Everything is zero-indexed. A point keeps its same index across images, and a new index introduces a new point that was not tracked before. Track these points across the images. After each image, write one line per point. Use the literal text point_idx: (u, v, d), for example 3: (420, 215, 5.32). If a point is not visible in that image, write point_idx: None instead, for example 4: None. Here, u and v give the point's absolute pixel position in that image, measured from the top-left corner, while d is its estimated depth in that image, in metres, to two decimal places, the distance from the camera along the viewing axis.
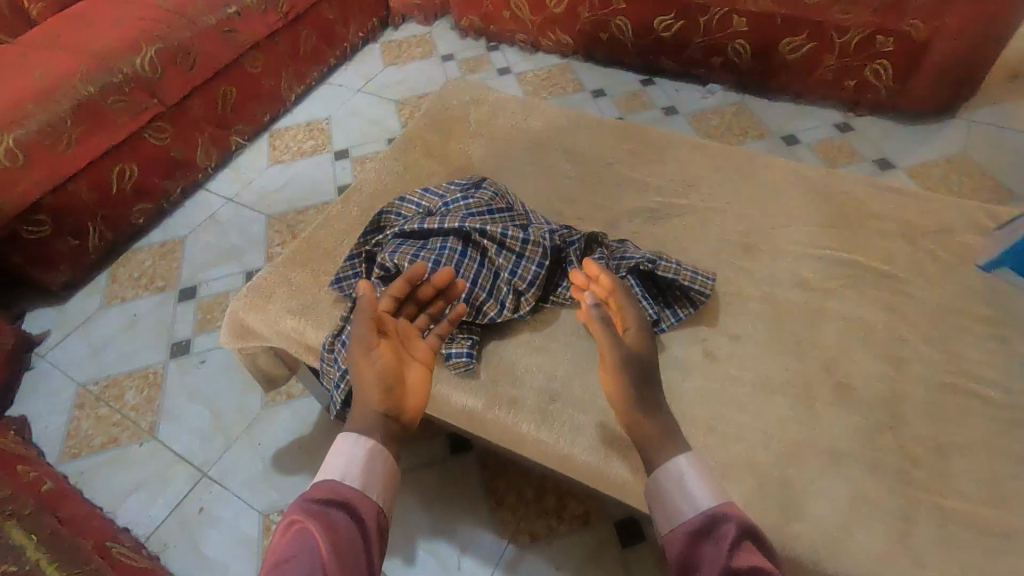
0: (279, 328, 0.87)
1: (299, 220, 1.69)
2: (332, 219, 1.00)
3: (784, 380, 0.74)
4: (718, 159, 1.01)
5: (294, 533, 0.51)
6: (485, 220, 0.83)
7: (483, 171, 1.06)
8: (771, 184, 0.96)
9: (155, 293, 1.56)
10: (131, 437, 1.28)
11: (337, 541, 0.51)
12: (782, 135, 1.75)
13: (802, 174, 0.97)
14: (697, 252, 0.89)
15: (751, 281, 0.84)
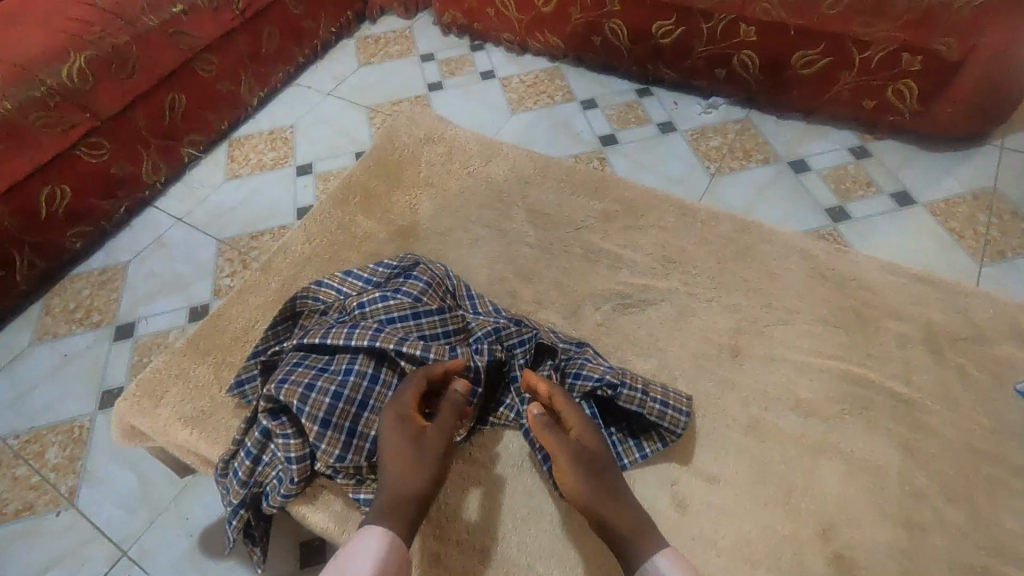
0: (170, 437, 0.73)
1: (253, 247, 1.54)
2: (248, 289, 0.85)
3: (771, 547, 0.62)
4: (707, 228, 0.85)
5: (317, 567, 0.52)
6: (408, 329, 0.70)
7: (431, 231, 0.90)
8: (768, 265, 0.80)
9: (90, 329, 1.42)
10: (49, 503, 1.16)
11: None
12: (790, 160, 1.56)
13: (805, 252, 0.81)
14: (674, 355, 0.74)
15: (736, 401, 0.69)
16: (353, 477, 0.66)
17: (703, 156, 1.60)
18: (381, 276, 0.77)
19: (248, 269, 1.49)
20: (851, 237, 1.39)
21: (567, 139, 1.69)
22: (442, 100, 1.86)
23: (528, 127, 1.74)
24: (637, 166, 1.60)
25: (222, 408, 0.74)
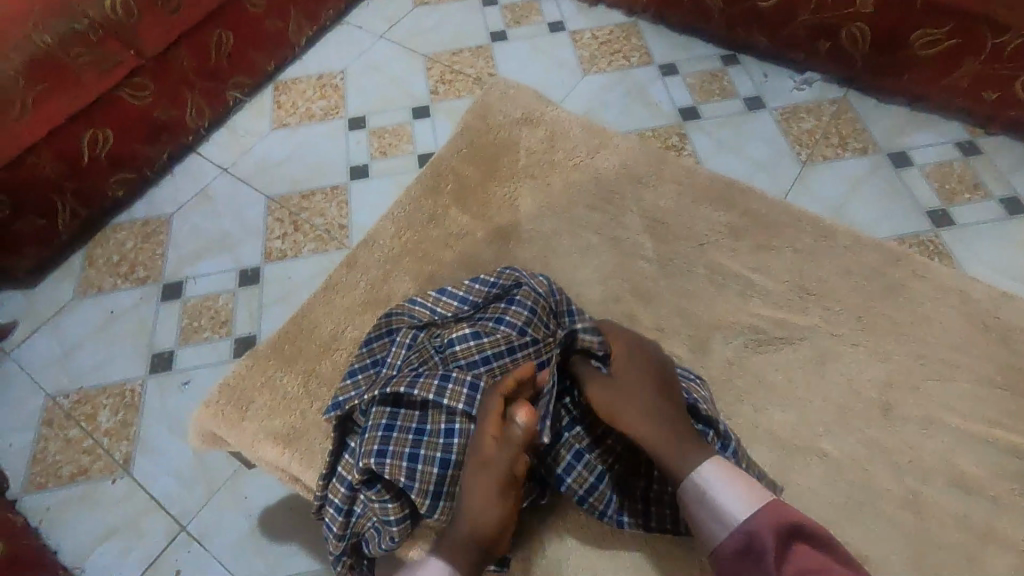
0: (259, 453, 0.68)
1: (304, 208, 1.44)
2: (335, 288, 0.78)
3: None
4: (846, 258, 0.77)
5: None
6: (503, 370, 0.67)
7: (534, 236, 0.81)
8: (920, 312, 0.72)
9: (136, 285, 1.35)
10: (104, 469, 1.13)
11: None
12: (891, 153, 1.43)
13: (963, 297, 0.73)
14: (814, 409, 0.67)
15: (887, 469, 0.63)
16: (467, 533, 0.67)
17: (794, 140, 1.46)
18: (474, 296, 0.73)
19: (299, 233, 1.40)
20: (954, 247, 1.29)
21: (643, 110, 1.55)
22: (506, 53, 1.69)
23: (601, 91, 1.59)
24: (719, 146, 1.47)
25: (315, 426, 0.69)
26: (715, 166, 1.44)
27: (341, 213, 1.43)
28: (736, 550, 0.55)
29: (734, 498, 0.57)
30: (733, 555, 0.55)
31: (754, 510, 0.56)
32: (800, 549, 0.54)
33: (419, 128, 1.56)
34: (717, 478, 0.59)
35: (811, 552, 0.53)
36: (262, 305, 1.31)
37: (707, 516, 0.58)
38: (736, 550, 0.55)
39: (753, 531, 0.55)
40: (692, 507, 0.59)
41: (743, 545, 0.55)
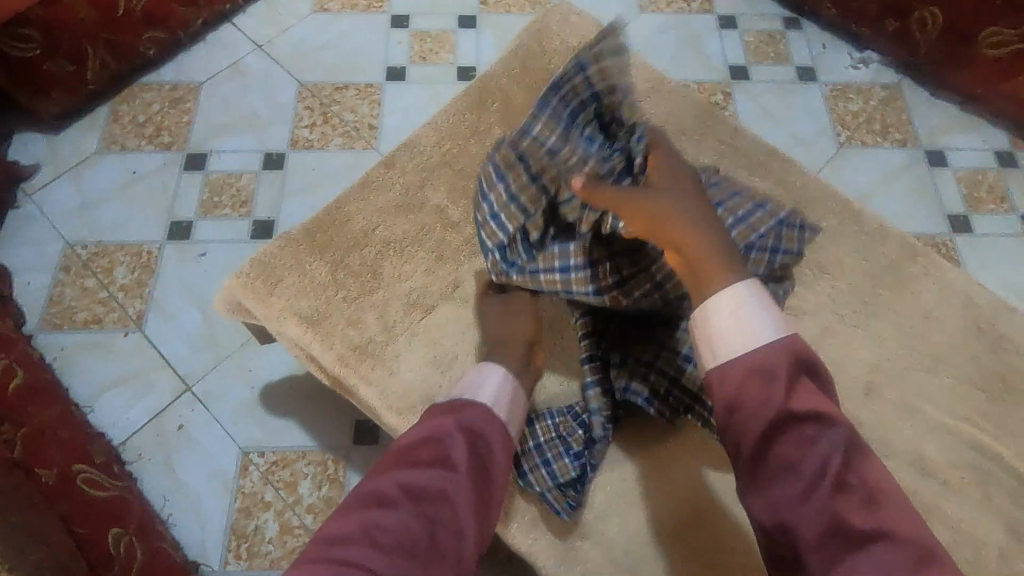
0: (281, 328, 0.72)
1: (336, 102, 1.42)
2: (371, 187, 0.80)
3: None
4: (866, 243, 0.79)
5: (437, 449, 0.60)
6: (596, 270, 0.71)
7: None
8: (923, 306, 0.75)
9: (160, 150, 1.35)
10: (117, 322, 1.18)
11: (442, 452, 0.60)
12: (928, 150, 1.41)
13: (968, 301, 0.76)
14: None
15: None
16: (538, 460, 0.71)
17: (836, 119, 1.44)
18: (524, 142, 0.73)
19: (328, 125, 1.39)
20: (967, 255, 1.31)
21: (693, 60, 1.50)
22: None
23: (654, 32, 1.53)
24: (762, 111, 1.45)
25: (338, 313, 0.72)
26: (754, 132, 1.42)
27: (372, 113, 1.41)
28: (753, 367, 0.59)
29: (762, 325, 0.62)
30: (741, 372, 0.60)
31: (781, 340, 0.60)
32: (807, 385, 0.59)
33: (462, 38, 1.51)
34: (751, 306, 0.62)
35: (815, 390, 0.59)
36: (283, 191, 1.32)
37: (725, 330, 0.62)
38: (750, 369, 0.59)
39: (771, 360, 0.59)
40: (714, 318, 0.63)
41: (761, 366, 0.59)
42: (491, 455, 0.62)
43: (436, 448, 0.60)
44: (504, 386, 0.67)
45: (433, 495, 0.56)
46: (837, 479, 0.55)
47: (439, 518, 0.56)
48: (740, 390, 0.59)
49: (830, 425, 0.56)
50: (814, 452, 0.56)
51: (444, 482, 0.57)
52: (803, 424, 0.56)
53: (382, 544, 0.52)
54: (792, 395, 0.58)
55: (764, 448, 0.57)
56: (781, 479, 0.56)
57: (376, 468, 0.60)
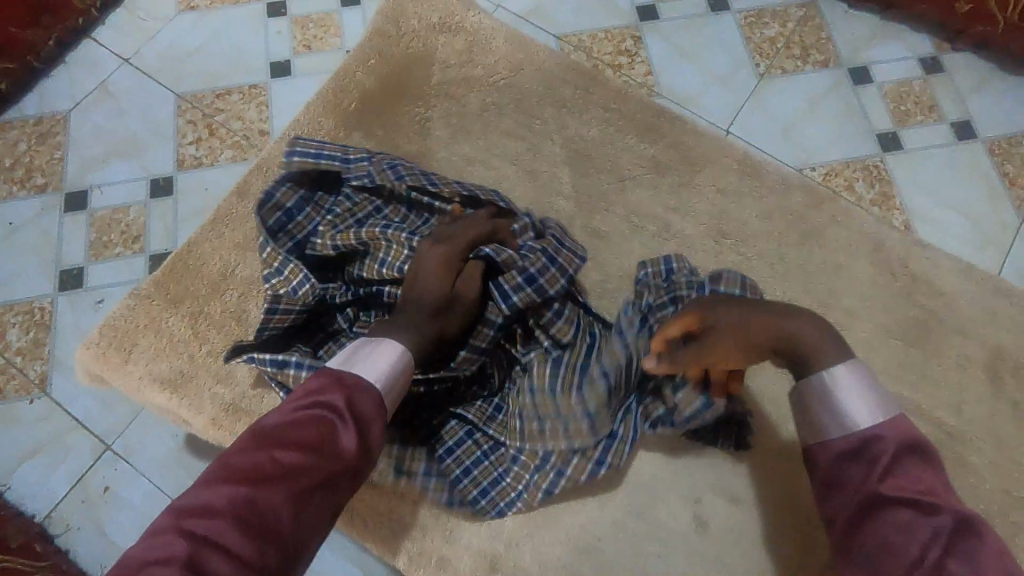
0: (143, 395, 0.75)
1: (220, 110, 1.30)
2: (250, 225, 0.82)
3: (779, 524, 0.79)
4: (751, 199, 0.85)
5: (307, 411, 0.58)
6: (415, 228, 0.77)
7: (456, 172, 0.86)
8: (815, 258, 0.83)
9: (34, 194, 1.24)
10: (19, 390, 1.10)
11: (308, 425, 0.57)
12: (851, 69, 1.34)
13: (849, 244, 0.83)
14: None
15: None
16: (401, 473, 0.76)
17: (754, 48, 1.36)
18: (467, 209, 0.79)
19: (215, 138, 1.28)
20: (897, 174, 1.26)
21: (596, 5, 1.40)
22: None
23: None
24: (674, 51, 1.36)
25: (205, 370, 0.75)
26: (668, 75, 1.34)
27: (261, 117, 1.30)
28: (848, 449, 0.60)
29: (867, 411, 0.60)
30: (835, 454, 0.60)
31: (887, 422, 0.59)
32: (916, 465, 0.57)
33: (348, 17, 1.38)
34: (850, 385, 0.61)
35: (923, 470, 0.57)
36: (177, 219, 1.22)
37: (825, 410, 0.62)
38: (846, 448, 0.59)
39: (874, 441, 0.59)
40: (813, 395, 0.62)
41: (858, 446, 0.59)
42: (367, 438, 0.59)
43: (317, 432, 0.56)
44: (389, 368, 0.63)
45: (270, 451, 0.55)
46: (939, 566, 0.52)
47: (270, 477, 0.53)
48: (836, 467, 0.60)
49: (932, 511, 0.54)
50: (912, 540, 0.53)
51: (311, 477, 0.55)
52: (898, 508, 0.55)
53: (221, 535, 0.50)
54: (886, 476, 0.57)
55: (861, 519, 0.56)
56: (876, 565, 0.54)
57: (247, 443, 0.57)
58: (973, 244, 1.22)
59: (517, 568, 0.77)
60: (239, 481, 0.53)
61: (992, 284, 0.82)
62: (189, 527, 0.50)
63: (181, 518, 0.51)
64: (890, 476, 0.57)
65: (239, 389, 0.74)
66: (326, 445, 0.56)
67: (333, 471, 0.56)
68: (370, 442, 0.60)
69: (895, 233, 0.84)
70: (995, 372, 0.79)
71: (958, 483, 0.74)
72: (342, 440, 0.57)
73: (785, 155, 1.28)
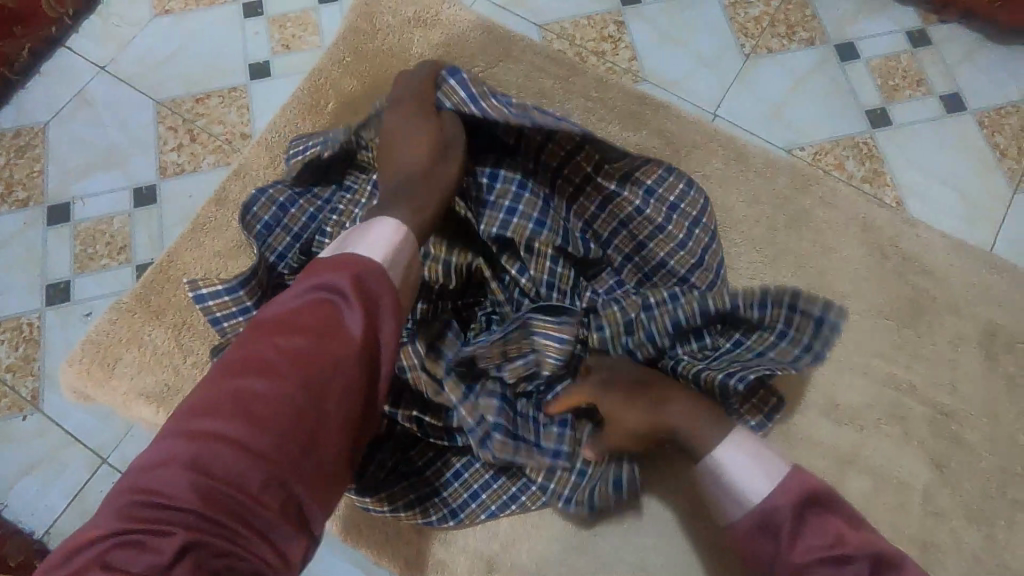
0: (131, 409, 0.75)
1: (200, 115, 1.28)
2: (230, 233, 0.81)
3: None
4: (737, 183, 0.84)
5: (311, 297, 0.57)
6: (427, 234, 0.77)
7: None
8: (804, 240, 0.82)
9: (17, 209, 1.22)
10: (12, 407, 1.09)
11: (313, 310, 0.56)
12: (837, 45, 1.33)
13: (838, 225, 0.82)
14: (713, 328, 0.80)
15: None
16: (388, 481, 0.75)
17: (738, 28, 1.34)
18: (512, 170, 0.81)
19: (197, 144, 1.26)
20: (887, 151, 1.25)
21: None
22: None
23: None
24: (657, 35, 1.34)
25: (191, 382, 0.75)
26: (653, 60, 1.32)
27: (242, 120, 1.28)
28: (754, 524, 0.61)
29: (758, 478, 0.62)
30: (747, 531, 0.62)
31: (780, 484, 0.61)
32: (814, 520, 0.59)
33: (326, 14, 1.36)
34: (738, 459, 0.63)
35: (822, 523, 0.59)
36: (161, 227, 1.21)
37: (722, 488, 0.64)
38: (754, 525, 0.61)
39: (776, 507, 0.60)
40: (714, 473, 0.65)
41: (764, 518, 0.61)
42: (375, 324, 0.58)
43: (321, 316, 0.56)
44: (385, 244, 0.62)
45: (273, 340, 0.55)
46: None
47: (277, 362, 0.53)
48: (750, 546, 0.61)
49: (844, 565, 0.56)
50: None
51: (319, 355, 0.54)
52: (815, 572, 0.56)
53: (231, 424, 0.50)
54: (795, 543, 0.59)
55: None
56: None
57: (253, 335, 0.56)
58: (966, 218, 1.21)
59: (513, 567, 0.77)
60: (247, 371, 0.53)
61: (984, 259, 0.82)
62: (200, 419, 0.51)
63: (189, 414, 0.52)
64: (798, 539, 0.59)
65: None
66: (327, 333, 0.55)
67: (340, 352, 0.55)
68: (379, 327, 0.58)
69: (885, 212, 0.83)
70: (989, 349, 0.78)
71: (955, 462, 0.74)
72: (352, 318, 0.56)
73: (773, 135, 1.27)
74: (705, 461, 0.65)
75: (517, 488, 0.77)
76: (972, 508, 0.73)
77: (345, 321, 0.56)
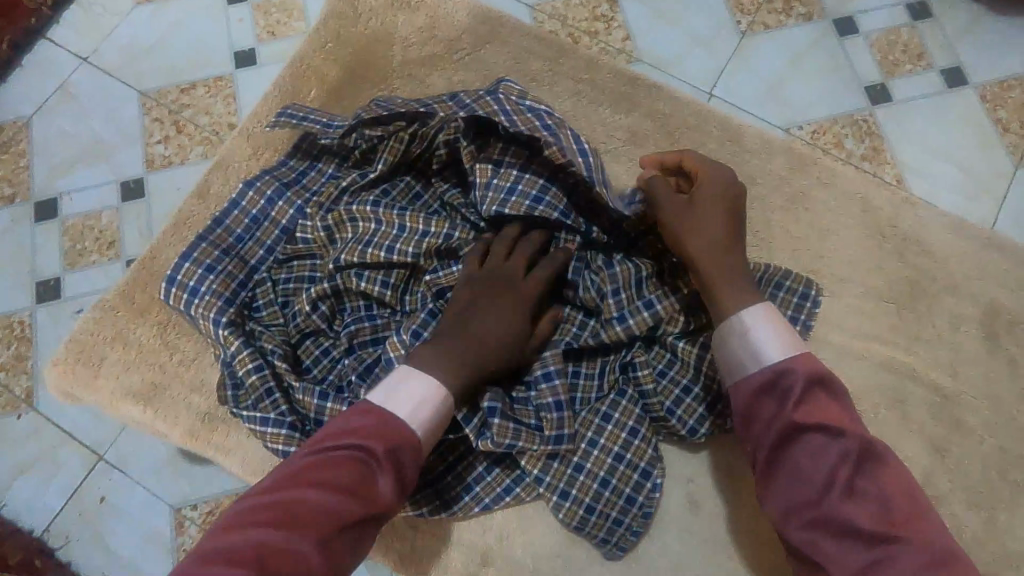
0: (119, 408, 0.74)
1: (187, 105, 1.26)
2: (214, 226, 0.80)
3: None
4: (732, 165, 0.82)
5: (345, 462, 0.60)
6: (423, 223, 0.75)
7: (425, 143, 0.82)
8: (799, 223, 0.80)
9: (4, 206, 1.21)
10: (6, 406, 1.08)
11: (344, 469, 0.59)
12: (836, 20, 1.29)
13: (836, 206, 0.81)
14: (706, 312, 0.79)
15: None
16: None
17: (734, 4, 1.31)
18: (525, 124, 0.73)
19: (183, 135, 1.24)
20: (887, 128, 1.23)
21: None
22: None
23: None
24: (651, 13, 1.31)
25: (179, 379, 0.74)
26: (647, 39, 1.29)
27: (229, 110, 1.25)
28: (762, 385, 0.65)
29: (773, 351, 0.66)
30: (751, 392, 0.65)
31: (796, 358, 0.65)
32: (818, 397, 0.64)
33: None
34: (764, 328, 0.67)
35: (824, 403, 0.64)
36: (150, 221, 1.19)
37: (742, 347, 0.67)
38: (760, 388, 0.65)
39: (783, 375, 0.64)
40: (734, 339, 0.67)
41: (771, 382, 0.65)
42: (401, 481, 0.62)
43: (353, 473, 0.59)
44: (425, 403, 0.65)
45: (303, 491, 0.57)
46: (846, 487, 0.60)
47: (305, 515, 0.56)
48: (751, 404, 0.65)
49: (838, 436, 0.61)
50: (823, 464, 0.61)
51: (349, 515, 0.57)
52: (809, 435, 0.61)
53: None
54: (797, 407, 0.63)
55: (779, 452, 0.63)
56: (792, 486, 0.62)
57: (280, 484, 0.58)
58: (967, 196, 1.18)
59: (508, 560, 0.77)
60: (276, 521, 0.55)
61: (985, 238, 0.80)
62: (220, 563, 0.51)
63: (210, 557, 0.52)
64: (799, 407, 0.63)
65: (214, 398, 0.74)
66: (361, 486, 0.59)
67: (367, 514, 0.59)
68: (404, 488, 0.62)
69: (883, 192, 0.81)
70: (989, 329, 0.77)
71: (954, 445, 0.74)
72: (381, 491, 0.60)
73: (770, 114, 1.24)
74: (734, 321, 0.67)
75: (511, 480, 0.76)
76: (970, 491, 0.72)
77: (377, 484, 0.60)
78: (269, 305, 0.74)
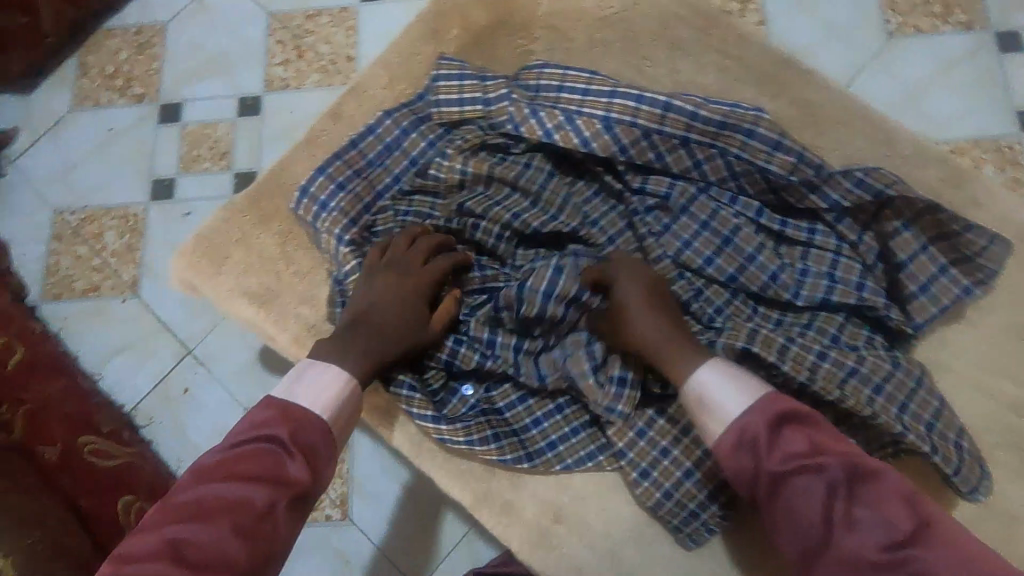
0: (232, 305, 0.79)
1: (310, 32, 1.29)
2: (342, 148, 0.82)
3: None
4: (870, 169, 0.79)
5: (259, 444, 0.60)
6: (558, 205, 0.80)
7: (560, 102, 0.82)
8: None
9: (133, 103, 1.28)
10: (114, 289, 1.17)
11: (268, 453, 0.59)
12: (999, 33, 1.18)
13: None
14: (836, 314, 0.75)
15: None
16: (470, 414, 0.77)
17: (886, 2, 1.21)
18: (675, 128, 0.76)
19: (303, 61, 1.27)
20: None
21: None
22: None
23: None
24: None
25: (291, 288, 0.79)
26: (783, 26, 1.21)
27: (348, 42, 1.27)
28: (732, 439, 0.60)
29: (734, 399, 0.62)
30: (726, 446, 0.61)
31: (752, 405, 0.60)
32: (789, 433, 0.58)
33: None
34: (714, 379, 0.63)
35: (800, 434, 0.58)
36: (261, 138, 1.24)
37: (703, 404, 0.63)
38: (732, 442, 0.60)
39: (744, 425, 0.60)
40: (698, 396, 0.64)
41: (740, 431, 0.60)
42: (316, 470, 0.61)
43: (269, 462, 0.59)
44: (326, 390, 0.65)
45: (237, 469, 0.58)
46: (845, 520, 0.54)
47: (240, 494, 0.56)
48: (728, 458, 0.60)
49: (819, 472, 0.55)
50: (811, 504, 0.55)
51: (269, 497, 0.57)
52: (792, 479, 0.56)
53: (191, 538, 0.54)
54: (773, 453, 0.58)
55: (768, 500, 0.58)
56: (789, 535, 0.56)
57: (219, 461, 0.60)
58: None
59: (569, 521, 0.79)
60: (215, 496, 0.56)
61: None
62: (167, 529, 0.54)
63: (166, 514, 0.56)
64: (781, 446, 0.58)
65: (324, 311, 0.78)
66: (275, 475, 0.58)
67: (286, 498, 0.58)
68: (320, 475, 0.61)
69: None
70: None
71: None
72: (290, 471, 0.59)
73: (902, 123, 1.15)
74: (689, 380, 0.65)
75: (596, 447, 0.77)
76: None
77: (288, 468, 0.59)
78: (389, 234, 0.78)
